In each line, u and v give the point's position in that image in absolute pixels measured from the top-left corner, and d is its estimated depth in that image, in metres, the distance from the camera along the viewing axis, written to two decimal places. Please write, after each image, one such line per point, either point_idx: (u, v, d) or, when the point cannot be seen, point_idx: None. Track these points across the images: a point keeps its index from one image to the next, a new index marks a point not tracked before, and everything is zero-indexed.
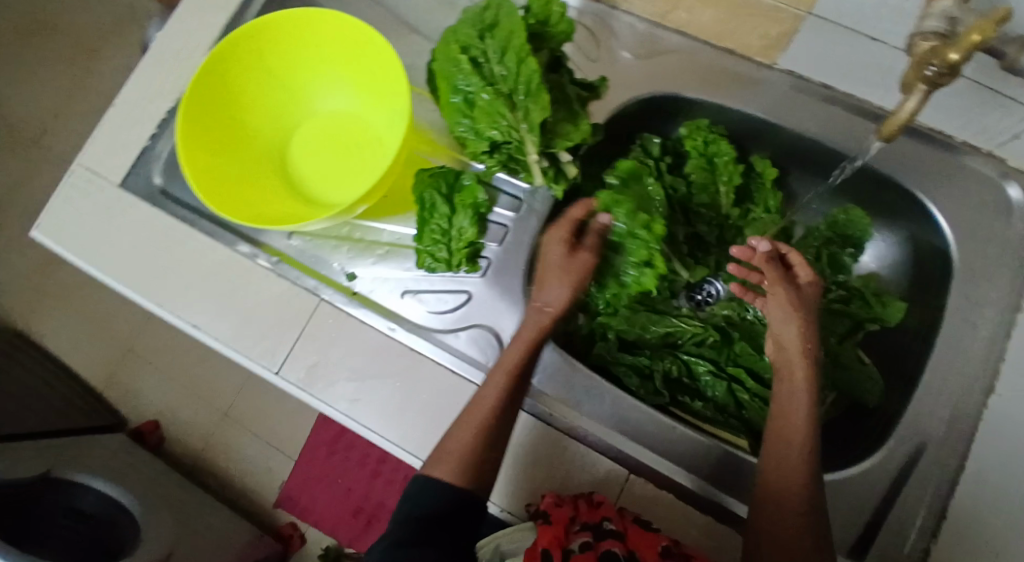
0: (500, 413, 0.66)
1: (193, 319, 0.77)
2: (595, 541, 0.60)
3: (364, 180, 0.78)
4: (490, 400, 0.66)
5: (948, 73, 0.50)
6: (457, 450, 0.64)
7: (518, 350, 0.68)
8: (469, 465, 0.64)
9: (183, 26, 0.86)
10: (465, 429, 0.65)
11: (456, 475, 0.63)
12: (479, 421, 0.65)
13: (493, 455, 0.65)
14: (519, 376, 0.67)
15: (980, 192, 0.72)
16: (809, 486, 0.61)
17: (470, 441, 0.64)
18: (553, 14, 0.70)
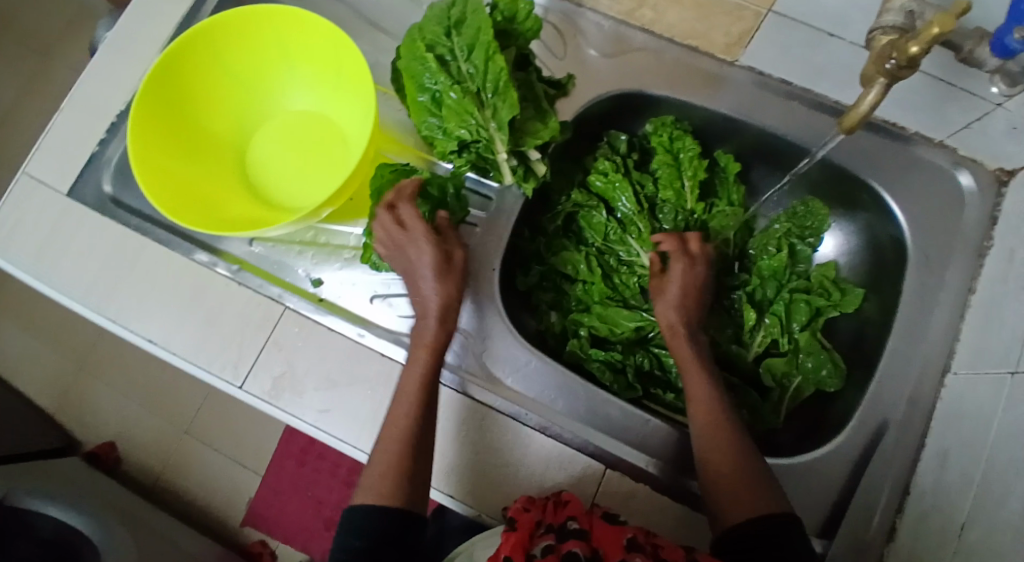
0: (417, 426, 0.64)
1: (150, 332, 0.75)
2: (558, 543, 0.57)
3: (326, 179, 0.76)
4: (409, 403, 0.64)
5: (908, 66, 0.49)
6: (382, 468, 0.62)
7: (421, 359, 0.67)
8: (395, 481, 0.61)
9: (134, 27, 0.83)
10: (390, 441, 0.63)
11: (389, 497, 0.60)
12: (392, 437, 0.63)
13: (418, 473, 0.62)
14: (428, 391, 0.65)
15: (937, 185, 0.74)
16: (729, 440, 0.63)
17: (397, 456, 0.62)
18: (520, 11, 0.69)
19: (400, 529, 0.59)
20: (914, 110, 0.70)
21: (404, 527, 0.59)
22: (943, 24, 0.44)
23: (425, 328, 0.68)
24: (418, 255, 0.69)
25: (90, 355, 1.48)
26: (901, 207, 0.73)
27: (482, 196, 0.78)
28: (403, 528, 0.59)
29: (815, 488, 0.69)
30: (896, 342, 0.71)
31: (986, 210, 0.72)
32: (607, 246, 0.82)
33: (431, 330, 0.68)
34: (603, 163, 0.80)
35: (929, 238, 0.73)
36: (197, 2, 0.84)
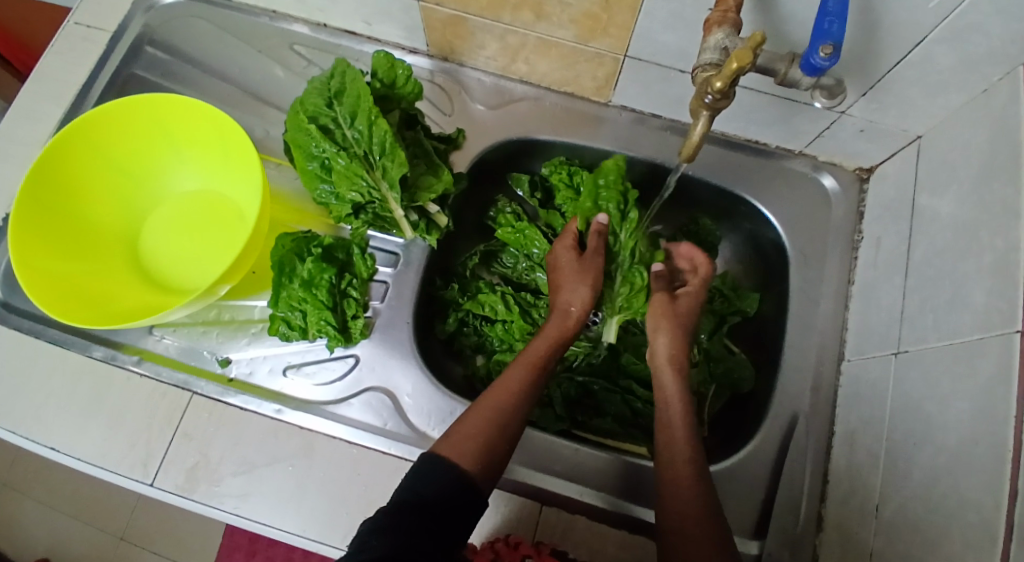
0: (521, 400, 0.65)
1: (51, 440, 0.73)
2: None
3: (224, 255, 0.76)
4: (514, 386, 0.66)
5: (723, 98, 0.55)
6: (472, 431, 0.61)
7: (545, 344, 0.70)
8: (481, 445, 0.60)
9: (17, 130, 0.84)
10: (482, 412, 0.63)
11: (470, 461, 0.59)
12: (491, 402, 0.64)
13: (503, 445, 0.62)
14: (540, 368, 0.68)
15: (804, 187, 0.80)
16: (701, 492, 0.62)
17: (492, 418, 0.63)
18: (398, 77, 0.74)
19: (467, 496, 0.57)
20: (770, 126, 0.77)
21: (468, 496, 0.57)
22: (740, 59, 0.49)
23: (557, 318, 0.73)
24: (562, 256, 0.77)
25: (8, 473, 1.39)
26: (776, 214, 0.79)
27: (385, 252, 0.79)
28: (469, 496, 0.57)
29: (742, 491, 0.71)
30: (792, 338, 0.76)
31: (852, 207, 0.79)
32: (520, 285, 0.85)
33: (564, 322, 0.73)
34: (506, 209, 0.84)
35: (805, 237, 0.78)
36: (79, 98, 0.85)
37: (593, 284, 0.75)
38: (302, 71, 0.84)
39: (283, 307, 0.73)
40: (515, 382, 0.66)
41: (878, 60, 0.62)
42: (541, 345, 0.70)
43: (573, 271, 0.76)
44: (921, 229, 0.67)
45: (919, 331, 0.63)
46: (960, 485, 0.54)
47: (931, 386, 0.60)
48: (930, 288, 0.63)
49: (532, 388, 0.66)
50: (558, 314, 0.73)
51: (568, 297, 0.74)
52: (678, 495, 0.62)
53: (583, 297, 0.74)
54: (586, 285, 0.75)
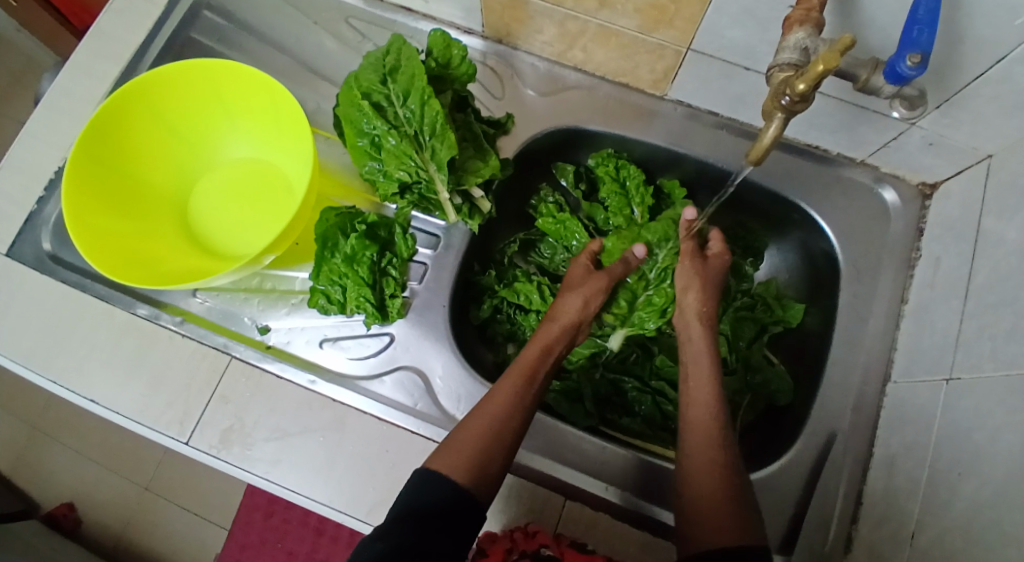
0: (516, 408, 0.64)
1: (92, 392, 0.75)
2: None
3: (268, 225, 0.77)
4: (504, 395, 0.64)
5: (801, 101, 0.53)
6: (462, 443, 0.60)
7: (536, 350, 0.69)
8: (472, 456, 0.59)
9: (75, 84, 0.86)
10: (473, 426, 0.62)
11: (462, 470, 0.58)
12: (484, 412, 0.63)
13: (499, 457, 0.61)
14: (532, 376, 0.67)
15: (861, 198, 0.78)
16: (729, 482, 0.60)
17: (484, 428, 0.61)
18: (454, 57, 0.72)
19: (463, 504, 0.56)
20: (832, 133, 0.74)
21: (466, 505, 0.56)
22: (827, 62, 0.47)
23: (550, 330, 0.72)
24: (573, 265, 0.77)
25: (42, 417, 1.44)
26: (831, 225, 0.77)
27: (427, 234, 0.79)
28: (467, 504, 0.56)
29: (771, 505, 0.70)
30: (838, 352, 0.74)
31: (911, 222, 0.76)
32: (556, 277, 0.85)
33: (554, 333, 0.71)
34: (549, 199, 0.83)
35: (858, 249, 0.76)
36: (136, 58, 0.86)
37: (590, 296, 0.73)
38: (357, 46, 0.84)
39: (324, 281, 0.73)
40: (505, 390, 0.65)
41: (957, 71, 0.59)
42: (533, 352, 0.69)
43: (574, 282, 0.75)
44: (985, 251, 0.64)
45: (974, 358, 0.61)
46: (1003, 522, 0.52)
47: (982, 417, 0.57)
48: (991, 315, 0.60)
49: (523, 396, 0.65)
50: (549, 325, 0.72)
51: (561, 305, 0.73)
52: (705, 488, 0.60)
53: (576, 306, 0.72)
54: (581, 297, 0.73)
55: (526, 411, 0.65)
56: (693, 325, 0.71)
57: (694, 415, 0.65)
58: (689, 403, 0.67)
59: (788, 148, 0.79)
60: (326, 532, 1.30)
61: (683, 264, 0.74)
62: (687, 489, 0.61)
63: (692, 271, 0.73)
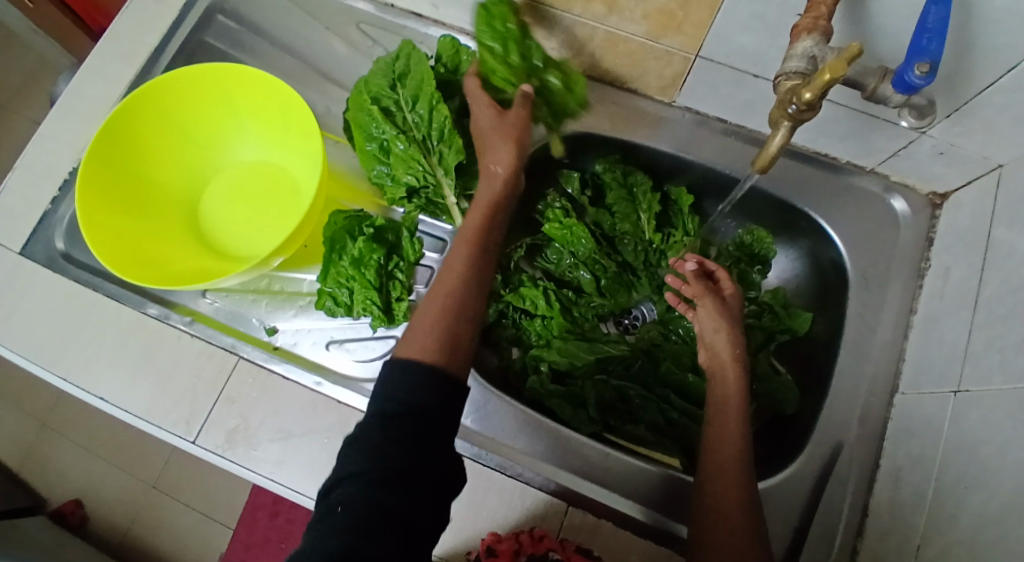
0: (471, 275, 0.63)
1: (101, 390, 0.76)
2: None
3: (276, 226, 0.77)
4: (460, 262, 0.63)
5: (808, 110, 0.52)
6: (426, 326, 0.59)
7: (481, 215, 0.66)
8: (438, 338, 0.58)
9: (90, 87, 0.87)
10: (432, 309, 0.60)
11: (427, 352, 0.57)
12: (439, 292, 0.61)
13: (466, 326, 0.60)
14: (483, 244, 0.65)
15: (870, 207, 0.77)
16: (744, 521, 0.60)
17: (444, 305, 0.60)
18: (462, 63, 0.74)
19: (440, 387, 0.55)
20: (841, 141, 0.74)
21: (447, 382, 0.56)
22: (833, 71, 0.47)
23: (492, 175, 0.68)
24: (478, 111, 0.70)
25: (53, 414, 1.45)
26: (840, 234, 0.76)
27: (434, 238, 0.79)
28: (443, 386, 0.55)
29: (775, 515, 0.69)
30: (846, 363, 0.73)
31: (921, 232, 0.75)
32: (562, 282, 0.84)
33: (494, 188, 0.67)
34: (555, 205, 0.83)
35: (866, 259, 0.75)
36: (150, 61, 0.87)
37: (519, 140, 0.68)
38: (367, 51, 0.84)
39: (331, 283, 0.73)
40: (458, 258, 0.64)
41: (969, 81, 0.59)
42: (477, 217, 0.66)
43: (495, 131, 0.68)
44: (995, 262, 0.63)
45: (982, 370, 0.60)
46: (1010, 535, 0.52)
47: (990, 429, 0.57)
48: (1001, 326, 0.60)
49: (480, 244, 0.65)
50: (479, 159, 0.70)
51: (490, 157, 0.68)
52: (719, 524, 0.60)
53: (509, 156, 0.67)
54: (508, 142, 0.68)
55: (485, 273, 0.64)
56: (727, 365, 0.70)
57: (717, 452, 0.64)
58: (715, 440, 0.65)
59: (795, 155, 0.78)
60: None
61: (705, 305, 0.74)
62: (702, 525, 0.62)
63: (718, 313, 0.72)
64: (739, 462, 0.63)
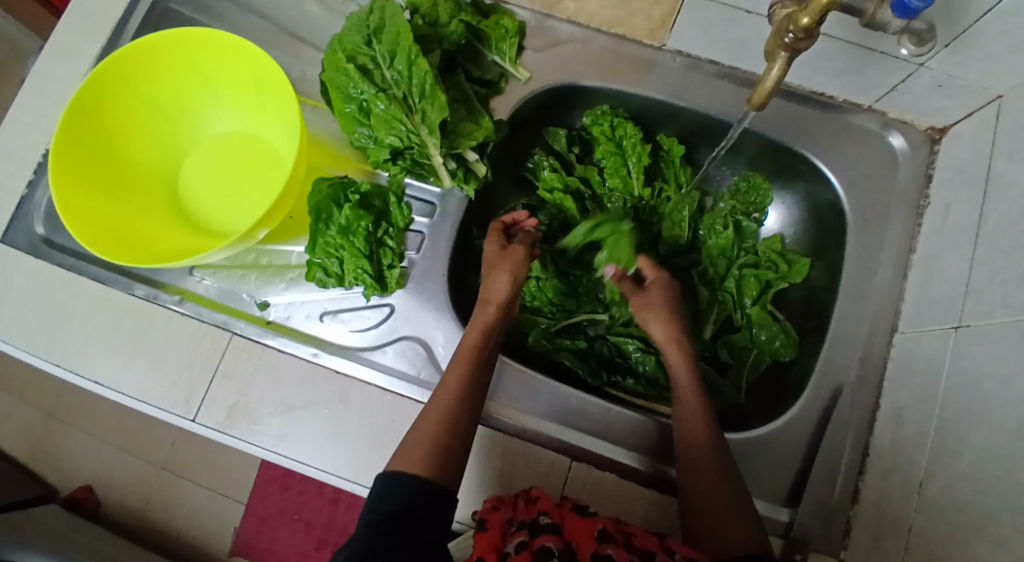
0: (465, 395, 0.63)
1: (96, 375, 0.75)
2: (532, 539, 0.57)
3: (259, 199, 0.75)
4: (454, 383, 0.64)
5: (805, 37, 0.50)
6: (419, 440, 0.60)
7: (475, 335, 0.67)
8: (431, 449, 0.59)
9: (55, 63, 0.83)
10: (430, 418, 0.62)
11: (422, 465, 0.58)
12: (437, 405, 0.62)
13: (457, 442, 0.61)
14: (476, 360, 0.65)
15: (866, 145, 0.75)
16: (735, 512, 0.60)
17: (440, 417, 0.61)
18: (441, 14, 0.71)
19: (433, 499, 0.57)
20: (835, 78, 0.72)
21: (438, 497, 0.57)
22: None
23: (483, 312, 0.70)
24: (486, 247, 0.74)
25: (56, 403, 1.45)
26: (836, 174, 0.75)
27: (424, 202, 0.77)
28: (434, 497, 0.57)
29: (779, 459, 0.69)
30: (845, 305, 0.73)
31: (920, 168, 0.74)
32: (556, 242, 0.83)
33: (490, 312, 0.69)
34: (544, 163, 0.82)
35: (863, 199, 0.74)
36: (115, 32, 0.83)
37: (514, 271, 0.70)
38: (340, 7, 0.81)
39: (320, 254, 0.72)
40: (452, 379, 0.64)
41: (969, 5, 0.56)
42: (471, 337, 0.67)
43: (492, 262, 0.72)
44: (996, 193, 0.62)
45: (986, 305, 0.59)
46: (1015, 468, 0.52)
47: (994, 364, 0.56)
48: (1003, 259, 0.59)
49: (471, 383, 0.64)
50: (484, 307, 0.69)
51: (486, 286, 0.71)
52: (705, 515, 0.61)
53: (504, 286, 0.70)
54: (505, 273, 0.70)
55: (477, 395, 0.64)
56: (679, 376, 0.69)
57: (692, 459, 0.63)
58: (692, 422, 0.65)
59: (789, 95, 0.76)
60: (343, 501, 1.33)
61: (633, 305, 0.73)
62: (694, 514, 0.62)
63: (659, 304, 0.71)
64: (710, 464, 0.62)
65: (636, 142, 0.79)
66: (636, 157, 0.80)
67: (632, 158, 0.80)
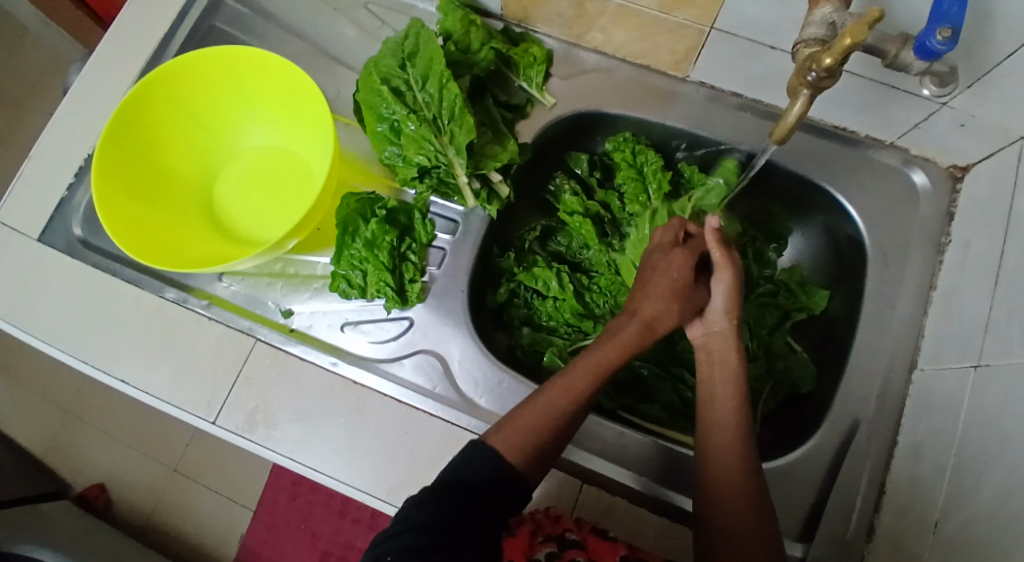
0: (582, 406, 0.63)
1: (123, 374, 0.77)
2: (561, 551, 0.57)
3: (290, 209, 0.78)
4: (574, 391, 0.63)
5: (828, 76, 0.52)
6: (525, 430, 0.61)
7: (612, 352, 0.66)
8: (531, 447, 0.60)
9: (103, 74, 0.87)
10: (538, 415, 0.62)
11: (517, 455, 0.60)
12: (549, 404, 0.62)
13: (553, 448, 0.62)
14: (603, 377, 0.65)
15: (887, 181, 0.76)
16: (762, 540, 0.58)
17: (548, 418, 0.62)
18: (473, 42, 0.74)
19: (512, 487, 0.59)
20: (857, 114, 0.73)
21: (513, 486, 0.59)
22: (854, 35, 0.46)
23: (626, 326, 0.68)
24: (665, 260, 0.70)
25: (75, 402, 1.48)
26: (857, 208, 0.75)
27: (446, 220, 0.79)
28: (514, 487, 0.59)
29: (794, 493, 0.69)
30: (863, 340, 0.73)
31: (941, 207, 0.74)
32: (575, 264, 0.84)
33: (635, 332, 0.67)
34: (565, 187, 0.83)
35: (884, 234, 0.74)
36: (160, 48, 0.87)
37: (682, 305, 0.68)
38: (375, 31, 0.84)
39: (344, 266, 0.74)
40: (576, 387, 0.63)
41: (990, 48, 0.57)
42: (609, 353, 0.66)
43: (663, 282, 0.69)
44: (1018, 234, 0.62)
45: (1004, 346, 0.59)
46: None
47: (1012, 406, 0.56)
48: (1022, 300, 0.59)
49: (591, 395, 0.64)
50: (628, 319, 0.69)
51: (649, 307, 0.68)
52: (731, 531, 0.59)
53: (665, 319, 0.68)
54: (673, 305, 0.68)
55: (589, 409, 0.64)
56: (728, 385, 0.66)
57: (717, 479, 0.62)
58: (713, 425, 0.65)
59: (810, 129, 0.77)
60: (349, 514, 1.32)
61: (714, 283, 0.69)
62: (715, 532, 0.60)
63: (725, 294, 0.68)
64: (744, 486, 0.60)
65: (654, 170, 0.80)
66: (656, 180, 0.80)
67: (653, 181, 0.80)
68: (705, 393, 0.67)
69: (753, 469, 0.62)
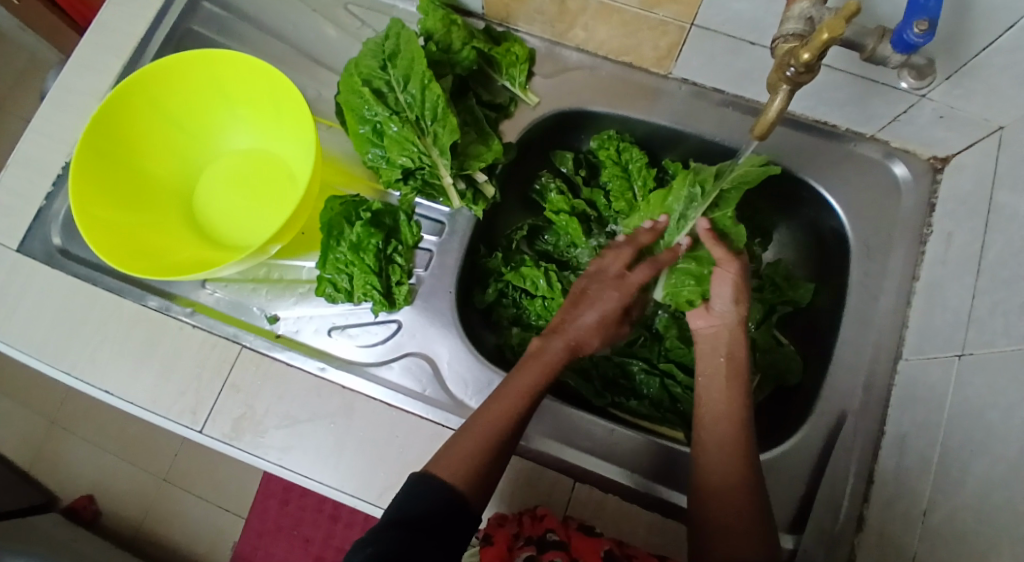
0: (513, 425, 0.63)
1: (106, 383, 0.76)
2: (539, 554, 0.58)
3: (274, 213, 0.77)
4: (500, 411, 0.63)
5: (807, 71, 0.52)
6: (464, 456, 0.60)
7: (536, 374, 0.65)
8: (473, 470, 0.59)
9: (79, 79, 0.86)
10: (472, 438, 0.61)
11: (461, 481, 0.58)
12: (483, 429, 0.62)
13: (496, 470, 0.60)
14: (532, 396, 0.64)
15: (869, 173, 0.76)
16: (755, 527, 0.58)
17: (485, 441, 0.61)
18: (455, 41, 0.74)
19: (458, 514, 0.56)
20: (838, 108, 0.73)
21: (462, 513, 0.56)
22: (832, 30, 0.46)
23: (550, 346, 0.68)
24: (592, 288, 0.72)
25: (60, 411, 1.46)
26: (839, 201, 0.76)
27: (432, 221, 0.79)
28: (460, 514, 0.56)
29: (783, 485, 0.69)
30: (849, 331, 0.73)
31: (923, 197, 0.75)
32: (562, 263, 0.84)
33: (559, 350, 0.68)
34: (550, 185, 0.83)
35: (866, 226, 0.75)
36: (138, 52, 0.86)
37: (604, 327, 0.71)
38: (356, 32, 0.83)
39: (330, 270, 0.73)
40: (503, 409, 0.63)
41: (967, 40, 0.58)
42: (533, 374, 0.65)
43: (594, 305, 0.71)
44: (997, 224, 0.62)
45: (987, 334, 0.60)
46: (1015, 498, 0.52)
47: (995, 394, 0.57)
48: (1004, 290, 0.59)
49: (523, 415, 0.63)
50: (551, 339, 0.69)
51: (576, 329, 0.70)
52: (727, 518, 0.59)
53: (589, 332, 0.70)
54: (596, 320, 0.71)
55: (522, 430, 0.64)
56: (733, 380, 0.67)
57: (718, 470, 0.62)
58: (718, 419, 0.65)
59: (791, 124, 0.77)
60: (341, 518, 1.31)
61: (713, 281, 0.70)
62: (711, 522, 0.59)
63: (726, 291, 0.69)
64: (744, 476, 0.61)
65: (638, 167, 0.80)
66: (641, 176, 0.80)
67: (638, 178, 0.80)
68: (705, 392, 0.67)
69: (754, 463, 0.62)
